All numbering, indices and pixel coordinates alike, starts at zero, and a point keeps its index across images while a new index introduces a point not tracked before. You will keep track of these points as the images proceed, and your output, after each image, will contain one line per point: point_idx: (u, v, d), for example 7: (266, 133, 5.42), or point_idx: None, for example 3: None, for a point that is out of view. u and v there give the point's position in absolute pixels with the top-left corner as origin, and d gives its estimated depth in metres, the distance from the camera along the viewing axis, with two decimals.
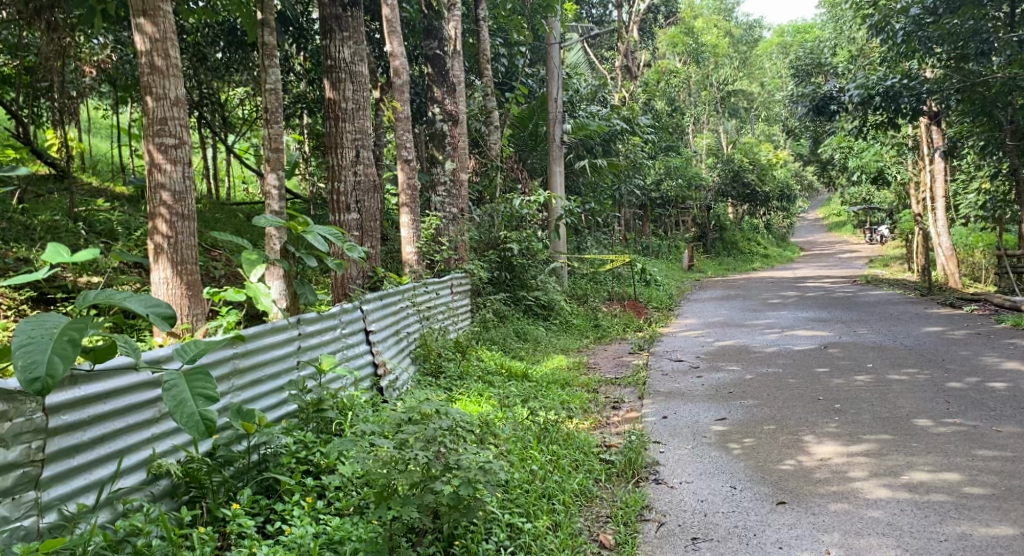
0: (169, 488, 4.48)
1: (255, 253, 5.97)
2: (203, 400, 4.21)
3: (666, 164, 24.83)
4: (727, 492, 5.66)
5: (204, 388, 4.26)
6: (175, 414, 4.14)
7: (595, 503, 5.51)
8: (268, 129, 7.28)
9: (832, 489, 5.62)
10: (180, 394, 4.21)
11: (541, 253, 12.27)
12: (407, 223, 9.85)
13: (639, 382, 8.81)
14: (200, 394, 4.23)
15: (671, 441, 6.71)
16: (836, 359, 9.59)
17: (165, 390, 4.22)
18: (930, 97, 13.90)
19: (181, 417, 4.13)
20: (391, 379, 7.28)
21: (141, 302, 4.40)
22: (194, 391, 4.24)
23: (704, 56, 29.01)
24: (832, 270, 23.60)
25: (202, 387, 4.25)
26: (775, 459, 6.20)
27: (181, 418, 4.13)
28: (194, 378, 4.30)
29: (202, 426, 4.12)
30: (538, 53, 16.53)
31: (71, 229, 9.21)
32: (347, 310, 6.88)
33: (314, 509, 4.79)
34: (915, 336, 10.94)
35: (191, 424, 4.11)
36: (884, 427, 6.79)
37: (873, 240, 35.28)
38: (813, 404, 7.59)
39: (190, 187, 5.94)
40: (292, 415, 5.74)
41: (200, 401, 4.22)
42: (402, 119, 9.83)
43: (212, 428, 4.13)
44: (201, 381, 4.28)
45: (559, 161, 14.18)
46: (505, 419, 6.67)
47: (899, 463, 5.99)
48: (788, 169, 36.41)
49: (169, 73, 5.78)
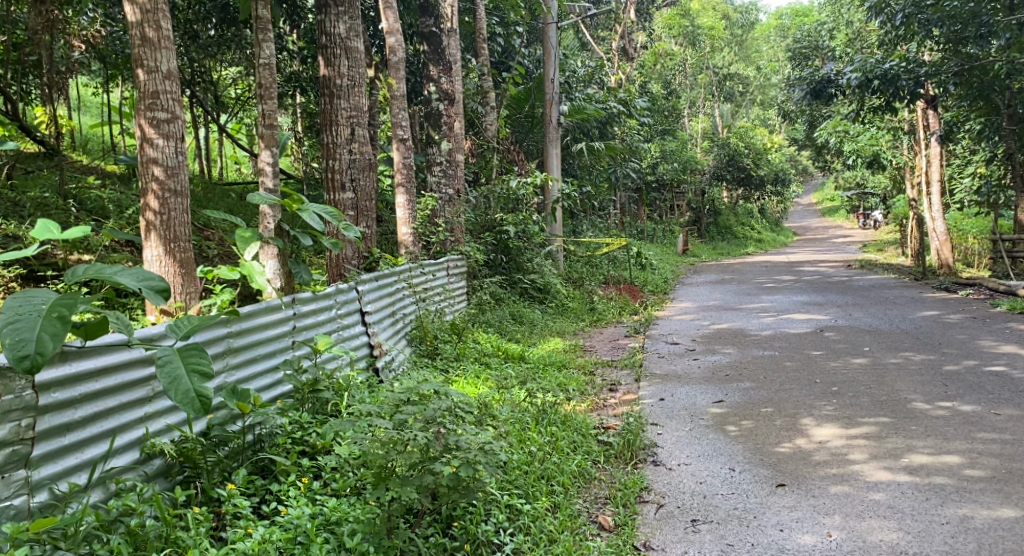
0: (163, 468, 4.43)
1: (251, 231, 5.87)
2: (198, 377, 4.12)
3: (662, 147, 24.77)
4: (726, 474, 5.61)
5: (198, 364, 4.17)
6: (170, 391, 4.04)
7: (594, 484, 5.46)
8: (262, 104, 7.17)
9: (832, 471, 5.58)
10: (175, 370, 4.12)
11: (536, 236, 12.20)
12: (403, 204, 9.76)
13: (636, 364, 8.78)
14: (195, 371, 4.14)
15: (669, 423, 6.68)
16: (832, 342, 9.56)
17: (159, 366, 4.12)
18: (929, 81, 13.82)
19: (177, 394, 4.03)
20: (386, 361, 7.26)
21: (133, 275, 4.28)
22: (188, 367, 4.15)
23: (701, 39, 28.90)
24: (828, 254, 23.59)
25: (197, 363, 4.17)
26: (773, 441, 6.17)
27: (176, 395, 4.03)
28: (189, 354, 4.20)
29: (198, 403, 4.04)
30: (534, 34, 16.41)
31: (61, 207, 9.10)
32: (343, 290, 6.82)
33: (311, 490, 4.76)
34: (911, 319, 10.93)
35: (186, 401, 4.02)
36: (882, 410, 6.76)
37: (868, 225, 35.32)
38: (810, 387, 7.57)
39: (183, 163, 5.85)
40: (287, 395, 5.68)
41: (196, 378, 4.13)
42: (397, 98, 9.71)
43: (208, 405, 4.05)
44: (196, 357, 4.19)
45: (555, 143, 14.12)
46: (503, 400, 6.63)
47: (899, 446, 5.95)
48: (783, 153, 36.39)
49: (161, 45, 5.66)
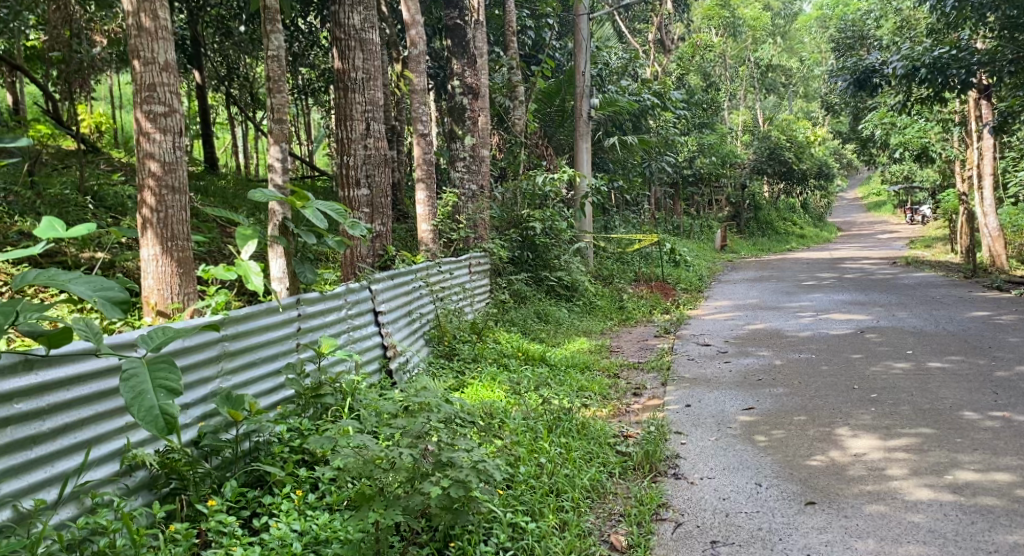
0: (148, 479, 4.20)
1: (250, 229, 5.63)
2: (164, 393, 3.87)
3: (699, 141, 24.16)
4: (752, 490, 5.25)
5: (166, 380, 3.91)
6: (133, 407, 3.80)
7: (608, 500, 5.14)
8: (271, 98, 6.92)
9: (867, 488, 5.17)
10: (141, 384, 3.87)
11: (564, 233, 11.85)
12: (423, 200, 9.51)
13: (663, 367, 8.38)
14: (162, 386, 3.89)
15: (694, 432, 6.31)
16: (874, 345, 9.09)
17: (124, 380, 3.87)
18: (981, 69, 13.20)
19: (139, 411, 3.79)
20: (400, 362, 6.99)
21: (87, 284, 4.08)
22: (155, 382, 3.90)
23: (741, 30, 28.32)
24: (872, 251, 22.92)
25: (164, 379, 3.90)
26: (805, 453, 5.77)
27: (139, 411, 3.79)
28: (158, 368, 3.95)
29: (162, 422, 3.79)
30: (566, 26, 16.08)
31: (78, 203, 8.97)
32: (354, 290, 6.56)
33: (306, 503, 4.49)
34: (960, 321, 10.38)
35: (148, 420, 3.77)
36: (926, 420, 6.32)
37: (916, 220, 34.32)
38: (847, 393, 7.13)
39: (182, 158, 5.62)
40: (289, 400, 5.42)
41: (162, 394, 3.87)
42: (417, 92, 9.41)
43: (172, 425, 3.80)
44: (164, 371, 3.93)
45: (586, 138, 13.77)
46: (518, 407, 6.33)
47: (943, 460, 5.52)
48: (826, 147, 35.57)
49: (158, 35, 5.42)
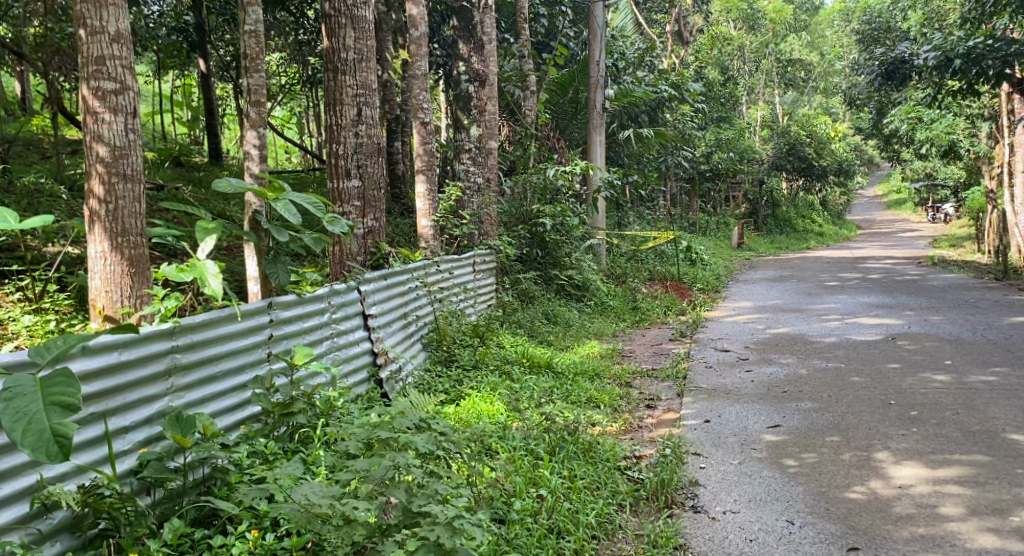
0: (70, 520, 3.62)
1: (213, 223, 4.96)
2: (59, 412, 3.42)
3: (718, 135, 23.37)
4: (784, 529, 4.55)
5: (62, 395, 3.45)
6: (17, 435, 3.35)
7: (616, 539, 4.49)
8: (248, 78, 6.30)
9: (918, 531, 4.48)
10: (28, 405, 3.41)
11: (576, 229, 11.16)
12: (423, 194, 8.83)
13: (679, 376, 7.64)
14: (56, 403, 3.43)
15: (714, 454, 5.59)
16: (908, 354, 8.33)
17: (6, 401, 3.40)
18: (1017, 61, 12.42)
19: (26, 439, 3.34)
20: (392, 371, 6.30)
21: None
22: (47, 399, 3.43)
23: (763, 22, 27.58)
24: (893, 249, 22.09)
25: (60, 395, 3.45)
26: (842, 483, 5.05)
27: (26, 438, 3.35)
28: (54, 383, 3.48)
29: (55, 447, 3.37)
30: (581, 14, 15.35)
31: (53, 192, 8.32)
32: (338, 291, 5.86)
33: (261, 546, 3.85)
34: (999, 327, 9.63)
35: (38, 446, 3.34)
36: (978, 445, 5.59)
37: (938, 218, 33.39)
38: (884, 410, 6.39)
39: (135, 142, 4.97)
40: (256, 419, 4.74)
41: (55, 413, 3.42)
42: (417, 77, 8.65)
43: (67, 450, 3.37)
44: (61, 386, 3.47)
45: (600, 130, 13.07)
46: (517, 425, 5.68)
47: (1006, 498, 4.80)
48: (847, 143, 34.69)
49: (106, 2, 4.75)
